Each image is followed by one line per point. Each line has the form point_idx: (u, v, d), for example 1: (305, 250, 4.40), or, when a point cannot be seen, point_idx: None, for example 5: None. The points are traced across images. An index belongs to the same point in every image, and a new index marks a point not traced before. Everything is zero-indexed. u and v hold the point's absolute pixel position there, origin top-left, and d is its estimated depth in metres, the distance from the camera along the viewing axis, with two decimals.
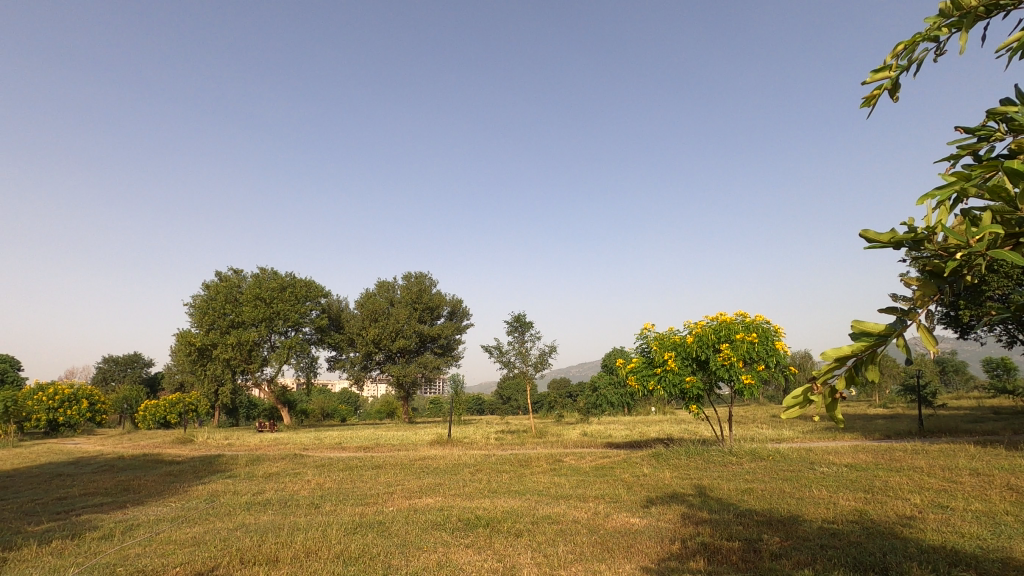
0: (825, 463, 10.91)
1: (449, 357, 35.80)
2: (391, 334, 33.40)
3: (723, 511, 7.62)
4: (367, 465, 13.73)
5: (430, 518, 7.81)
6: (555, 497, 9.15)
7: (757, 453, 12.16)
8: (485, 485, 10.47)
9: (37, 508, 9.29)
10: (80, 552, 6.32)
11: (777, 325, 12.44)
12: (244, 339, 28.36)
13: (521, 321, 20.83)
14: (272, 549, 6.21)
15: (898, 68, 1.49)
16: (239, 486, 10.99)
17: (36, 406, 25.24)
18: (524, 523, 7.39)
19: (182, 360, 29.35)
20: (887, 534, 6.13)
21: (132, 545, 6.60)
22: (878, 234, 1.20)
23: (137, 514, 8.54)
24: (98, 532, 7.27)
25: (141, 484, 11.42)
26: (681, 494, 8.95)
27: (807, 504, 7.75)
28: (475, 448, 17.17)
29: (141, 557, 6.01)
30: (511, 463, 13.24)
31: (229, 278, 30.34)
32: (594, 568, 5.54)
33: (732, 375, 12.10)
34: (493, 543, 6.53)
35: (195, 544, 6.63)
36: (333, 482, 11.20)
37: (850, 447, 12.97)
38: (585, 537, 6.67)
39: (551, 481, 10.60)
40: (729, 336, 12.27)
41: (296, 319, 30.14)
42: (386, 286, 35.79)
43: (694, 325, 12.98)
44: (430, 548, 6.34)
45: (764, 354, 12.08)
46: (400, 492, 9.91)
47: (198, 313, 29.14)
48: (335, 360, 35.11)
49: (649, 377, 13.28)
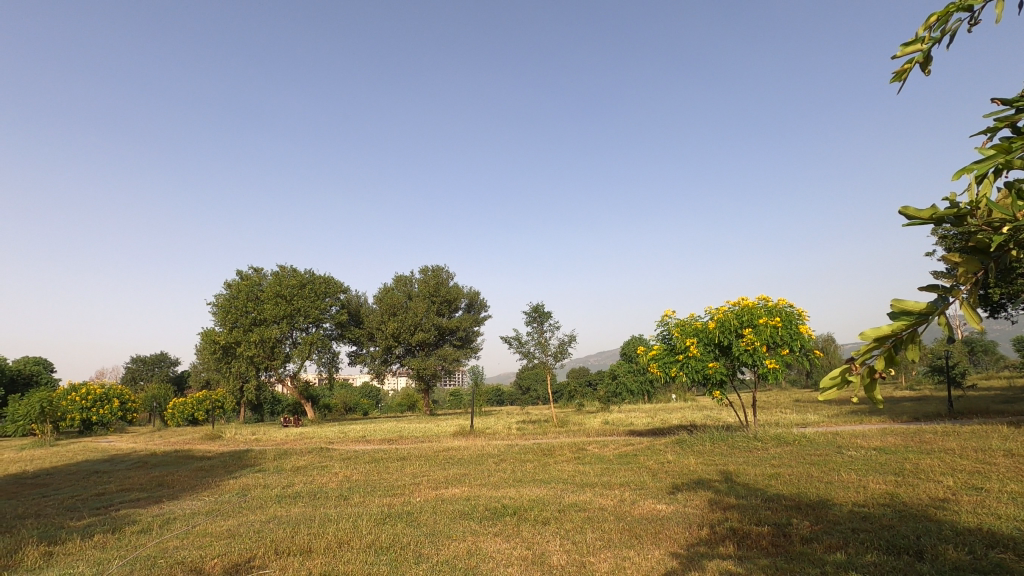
0: (853, 446, 10.78)
1: (467, 349, 35.99)
2: (410, 328, 33.57)
3: (750, 497, 7.58)
4: (390, 457, 13.92)
5: (458, 508, 7.88)
6: (581, 485, 9.20)
7: (782, 438, 12.02)
8: (510, 474, 10.55)
9: (77, 504, 9.60)
10: (121, 545, 6.53)
11: (801, 309, 12.25)
12: (266, 336, 28.83)
13: (539, 311, 20.79)
14: (305, 540, 6.36)
15: (931, 41, 1.46)
16: (268, 480, 11.24)
17: (70, 405, 25.96)
18: (550, 511, 7.43)
19: (207, 359, 29.94)
20: (921, 517, 6.05)
21: (170, 538, 6.80)
22: (917, 210, 1.18)
23: (173, 508, 8.77)
24: (136, 526, 7.50)
25: (175, 480, 11.74)
26: (707, 480, 8.94)
27: (836, 488, 7.68)
28: (498, 439, 17.24)
29: (180, 549, 6.21)
30: (534, 452, 13.34)
31: (250, 277, 30.74)
32: (624, 554, 5.57)
33: (756, 360, 11.96)
34: (521, 531, 6.60)
35: (231, 536, 6.81)
36: (360, 475, 11.38)
37: (879, 430, 12.75)
38: (612, 524, 6.70)
39: (576, 470, 10.64)
40: (752, 320, 12.12)
41: (316, 315, 30.57)
42: (403, 279, 35.94)
43: (715, 310, 12.82)
44: (459, 537, 6.43)
45: (789, 338, 11.89)
46: (427, 483, 10.03)
47: (222, 312, 29.60)
48: (355, 355, 35.45)
49: (670, 364, 13.20)
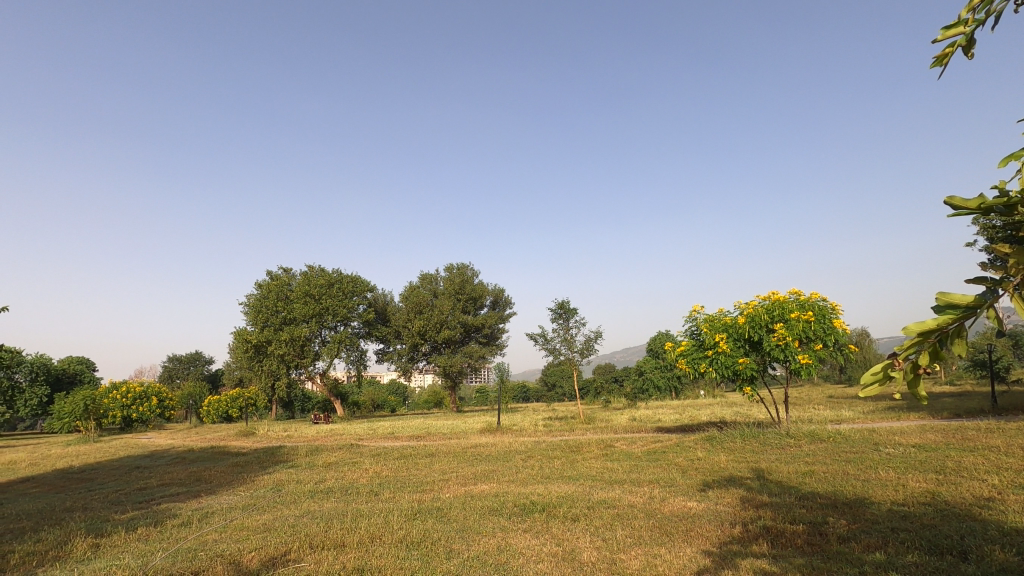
0: (891, 444, 10.45)
1: (493, 346, 36.18)
2: (436, 326, 33.82)
3: (784, 495, 7.45)
4: (419, 453, 14.07)
5: (487, 504, 7.93)
6: (609, 482, 9.16)
7: (816, 435, 11.72)
8: (538, 471, 10.55)
9: (121, 498, 9.98)
10: (164, 538, 6.76)
11: (835, 303, 11.94)
12: (296, 334, 29.42)
13: (565, 307, 20.68)
14: (339, 535, 6.48)
15: (975, 22, 1.40)
16: (301, 475, 11.49)
17: (112, 403, 26.95)
18: (580, 508, 7.42)
19: (240, 357, 30.66)
20: (965, 518, 5.83)
21: (209, 531, 7.01)
22: (964, 201, 1.15)
23: (211, 502, 9.04)
24: (177, 519, 7.75)
25: (211, 475, 12.09)
26: (739, 477, 8.81)
27: (874, 486, 7.47)
28: (525, 435, 17.29)
29: (219, 543, 6.40)
30: (562, 449, 13.33)
31: (279, 278, 31.38)
32: (654, 552, 5.54)
33: (788, 356, 11.71)
34: (551, 527, 6.61)
35: (267, 530, 6.99)
36: (390, 471, 11.55)
37: (918, 426, 12.35)
38: (642, 521, 6.65)
39: (604, 467, 10.58)
40: (783, 315, 11.86)
41: (344, 314, 31.08)
42: (428, 278, 36.20)
43: (745, 305, 12.58)
44: (489, 533, 6.46)
45: (822, 333, 11.59)
46: (456, 479, 10.13)
47: (253, 312, 30.29)
48: (383, 352, 35.92)
49: (700, 360, 13.03)
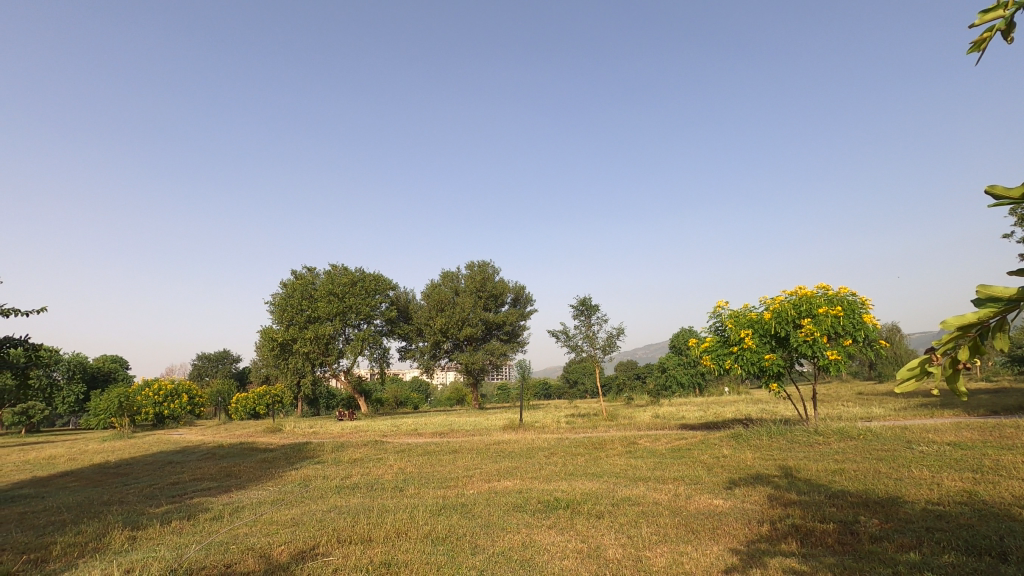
0: (924, 441, 10.18)
1: (514, 343, 36.25)
2: (458, 323, 33.96)
3: (813, 493, 7.31)
4: (443, 450, 14.20)
5: (511, 501, 7.96)
6: (633, 479, 9.11)
7: (846, 433, 11.47)
8: (561, 468, 10.52)
9: (156, 492, 10.29)
10: (197, 531, 6.95)
11: (865, 297, 11.66)
12: (320, 333, 29.81)
13: (586, 304, 20.56)
14: (366, 530, 6.58)
15: (1014, 6, 1.36)
16: (328, 471, 11.69)
17: (145, 400, 27.77)
18: (604, 505, 7.39)
19: (266, 355, 31.27)
20: (1004, 518, 5.65)
21: (240, 525, 7.17)
22: (1008, 190, 1.12)
23: (242, 497, 9.26)
24: (209, 513, 7.95)
25: (241, 470, 12.38)
26: (766, 475, 8.68)
27: (907, 485, 7.29)
28: (547, 432, 17.28)
29: (250, 536, 6.54)
30: (585, 446, 13.28)
31: (303, 277, 31.88)
32: (681, 549, 5.49)
33: (816, 352, 11.46)
34: (575, 524, 6.61)
35: (295, 524, 7.12)
36: (414, 467, 11.66)
37: (953, 424, 12.01)
38: (668, 519, 6.60)
39: (627, 464, 10.51)
40: (811, 310, 11.63)
41: (366, 312, 31.42)
42: (449, 275, 36.41)
43: (771, 300, 12.36)
44: (514, 529, 6.48)
45: (852, 329, 11.32)
46: (479, 475, 10.19)
47: (279, 310, 30.81)
48: (405, 350, 36.25)
49: (725, 357, 12.85)
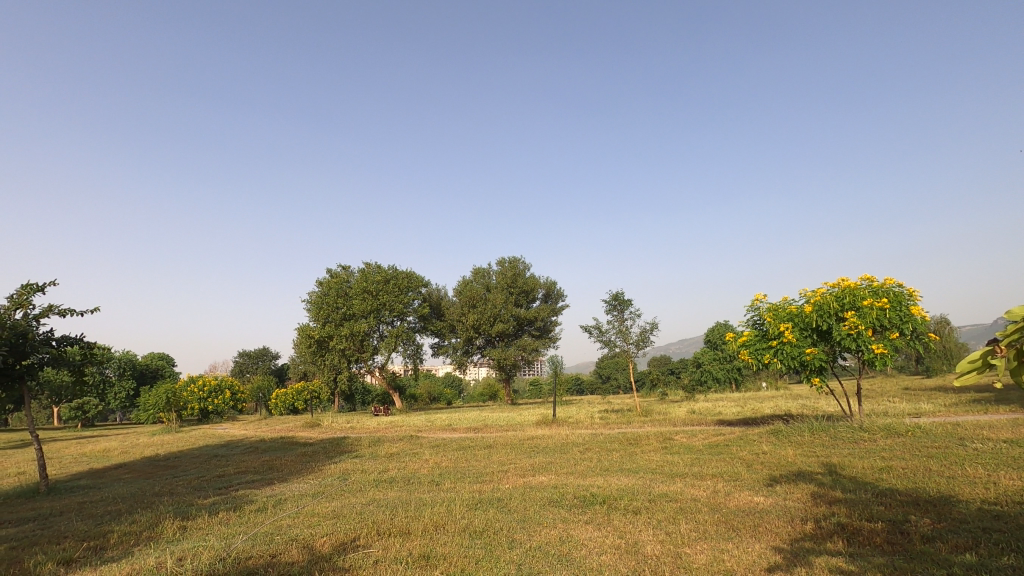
0: (979, 438, 9.73)
1: (546, 338, 36.21)
2: (490, 319, 34.11)
3: (860, 491, 7.07)
4: (477, 445, 14.31)
5: (547, 495, 7.96)
6: (670, 475, 9.00)
7: (892, 429, 11.06)
8: (596, 463, 10.47)
9: (203, 484, 10.69)
10: (243, 522, 7.18)
11: (912, 289, 11.18)
12: (355, 330, 30.40)
13: (620, 299, 20.33)
14: (404, 522, 6.70)
15: None
16: (365, 465, 11.94)
17: (190, 396, 28.82)
18: (641, 501, 7.34)
19: (304, 352, 32.03)
20: None
21: (284, 516, 7.38)
22: None
23: (284, 490, 9.53)
24: (253, 505, 8.21)
25: (283, 464, 12.75)
26: (808, 472, 8.45)
27: (960, 483, 6.99)
28: (581, 427, 17.23)
29: (292, 528, 6.73)
30: (620, 441, 13.18)
31: (338, 275, 32.54)
32: (721, 546, 5.40)
33: (861, 346, 11.07)
34: (612, 519, 6.56)
35: (335, 516, 7.30)
36: (449, 461, 11.80)
37: (1010, 420, 11.43)
38: (707, 515, 6.50)
39: (663, 459, 10.39)
40: (854, 302, 11.24)
41: (400, 309, 31.86)
42: (481, 272, 36.61)
43: (813, 293, 11.98)
44: (550, 524, 6.48)
45: (898, 321, 10.88)
46: (514, 470, 10.24)
47: (315, 308, 31.51)
48: (438, 346, 36.63)
49: (763, 351, 12.53)
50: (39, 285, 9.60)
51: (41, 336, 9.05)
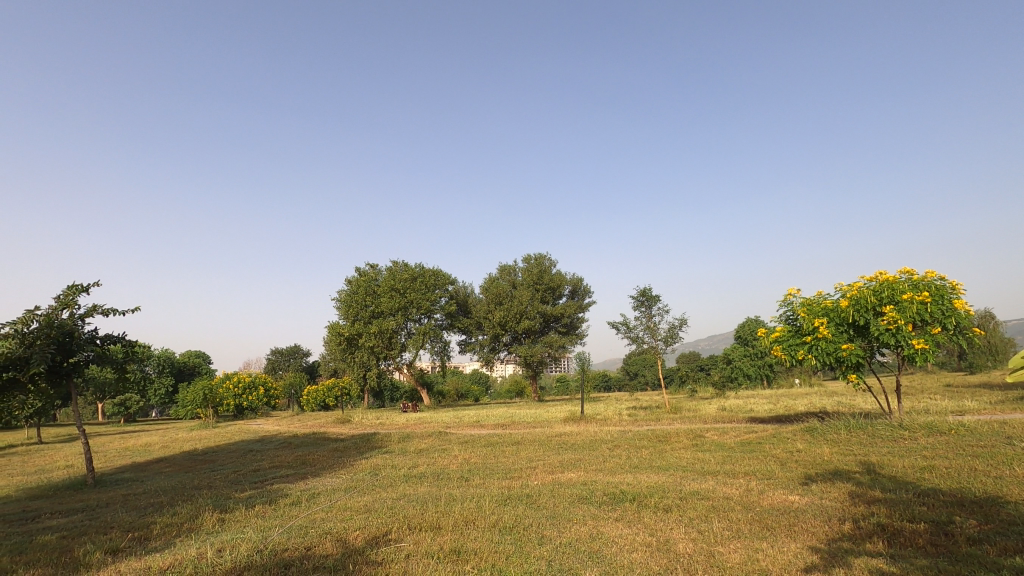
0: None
1: (573, 335, 36.09)
2: (516, 316, 34.12)
3: (900, 491, 6.86)
4: (505, 441, 14.37)
5: (576, 492, 7.93)
6: (702, 472, 8.89)
7: (934, 427, 10.68)
8: (625, 460, 10.41)
9: (240, 478, 11.00)
10: (278, 515, 7.36)
11: (955, 282, 10.78)
12: (384, 328, 30.80)
13: (647, 295, 20.11)
14: (434, 517, 6.76)
15: None
16: (395, 460, 12.11)
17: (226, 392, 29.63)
18: (672, 499, 7.25)
19: (334, 350, 32.64)
20: None
21: (318, 510, 7.54)
22: None
23: (317, 484, 9.74)
24: (288, 499, 8.40)
25: (315, 459, 13.03)
26: (845, 471, 8.24)
27: (1007, 484, 6.72)
28: (609, 425, 17.10)
29: (326, 521, 6.86)
30: (650, 438, 13.06)
31: (366, 273, 32.95)
32: (756, 546, 5.30)
33: (900, 341, 10.71)
34: (643, 517, 6.51)
35: (367, 510, 7.42)
36: (478, 457, 11.89)
37: None
38: (740, 514, 6.40)
39: (694, 457, 10.26)
40: (893, 296, 10.88)
41: (427, 307, 32.12)
42: (507, 269, 36.70)
43: (849, 287, 11.65)
44: (580, 521, 6.47)
45: (940, 316, 10.50)
46: (543, 467, 10.24)
47: (344, 307, 32.00)
48: (464, 343, 36.88)
49: (797, 347, 12.23)
50: (84, 286, 9.99)
51: (86, 335, 9.42)
